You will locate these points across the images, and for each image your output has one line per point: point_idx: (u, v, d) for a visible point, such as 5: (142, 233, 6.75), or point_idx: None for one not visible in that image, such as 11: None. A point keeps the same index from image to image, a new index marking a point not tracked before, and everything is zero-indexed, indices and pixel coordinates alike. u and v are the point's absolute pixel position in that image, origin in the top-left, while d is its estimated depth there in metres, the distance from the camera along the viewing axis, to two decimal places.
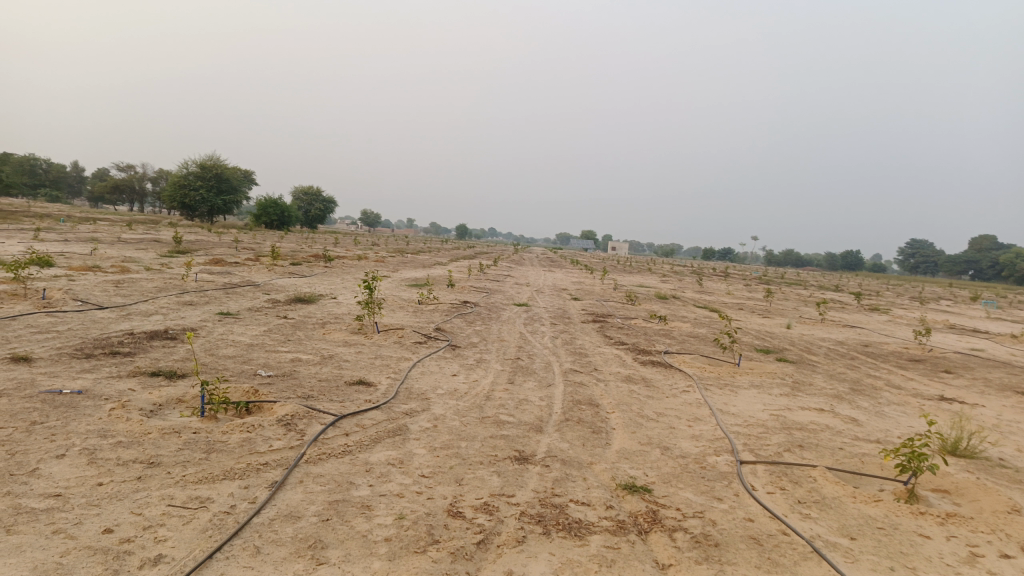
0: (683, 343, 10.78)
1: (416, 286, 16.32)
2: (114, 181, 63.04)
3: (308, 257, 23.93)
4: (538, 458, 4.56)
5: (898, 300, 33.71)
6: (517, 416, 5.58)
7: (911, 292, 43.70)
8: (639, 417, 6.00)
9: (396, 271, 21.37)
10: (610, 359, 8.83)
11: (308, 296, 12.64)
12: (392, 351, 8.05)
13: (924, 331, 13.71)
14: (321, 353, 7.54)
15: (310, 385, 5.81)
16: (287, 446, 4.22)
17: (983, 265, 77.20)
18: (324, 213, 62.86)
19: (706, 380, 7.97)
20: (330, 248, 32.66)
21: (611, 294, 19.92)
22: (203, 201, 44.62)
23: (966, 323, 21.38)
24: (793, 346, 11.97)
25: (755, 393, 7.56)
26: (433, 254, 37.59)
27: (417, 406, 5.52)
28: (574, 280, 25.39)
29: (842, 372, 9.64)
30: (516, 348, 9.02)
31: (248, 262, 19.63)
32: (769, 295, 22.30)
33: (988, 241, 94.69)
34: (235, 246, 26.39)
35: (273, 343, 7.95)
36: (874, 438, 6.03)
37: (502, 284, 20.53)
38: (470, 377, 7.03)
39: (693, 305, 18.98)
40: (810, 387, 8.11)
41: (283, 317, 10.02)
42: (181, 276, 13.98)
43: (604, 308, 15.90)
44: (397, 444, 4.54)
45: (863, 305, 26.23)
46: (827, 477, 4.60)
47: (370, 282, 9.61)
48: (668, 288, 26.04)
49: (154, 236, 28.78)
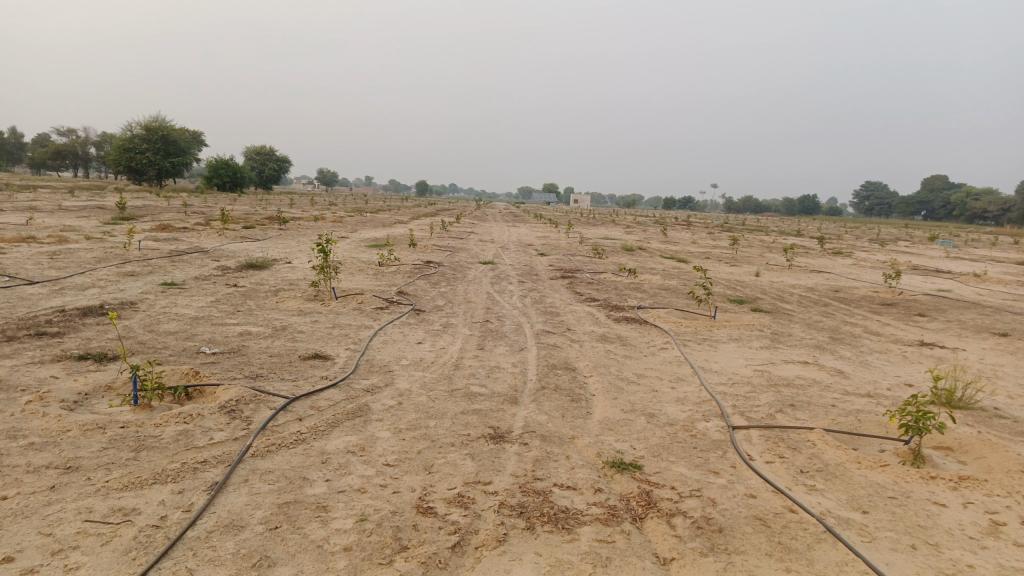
0: (656, 297, 10.42)
1: (376, 247, 15.69)
2: (55, 146, 60.19)
3: (263, 220, 22.95)
4: (514, 435, 4.12)
5: (859, 242, 34.03)
6: (489, 387, 5.12)
7: (870, 235, 44.17)
8: (619, 381, 5.60)
9: (355, 232, 20.60)
10: (582, 318, 8.42)
11: (261, 262, 11.95)
12: (351, 319, 7.50)
13: (893, 275, 13.58)
14: (273, 324, 6.97)
15: (260, 363, 5.26)
16: (230, 437, 3.72)
17: (935, 206, 78.95)
18: (279, 174, 61.03)
19: (683, 336, 7.61)
20: (285, 209, 31.54)
21: (577, 248, 19.50)
22: (151, 165, 42.78)
23: (927, 264, 21.48)
24: (766, 295, 11.71)
25: (736, 348, 7.23)
26: (393, 212, 36.73)
27: (379, 381, 5.03)
28: (539, 235, 24.88)
29: (819, 320, 9.39)
30: (483, 310, 8.54)
31: (197, 228, 18.66)
32: (735, 243, 22.14)
33: (940, 182, 96.47)
34: (184, 211, 25.25)
35: (220, 315, 7.33)
36: (864, 391, 5.74)
37: (466, 241, 19.96)
38: (436, 344, 6.55)
39: (660, 256, 18.67)
40: (790, 339, 7.80)
41: (233, 286, 9.36)
42: (123, 245, 13.13)
43: (571, 262, 15.47)
44: (356, 428, 4.06)
45: (826, 249, 26.29)
46: (826, 441, 4.27)
47: (324, 245, 8.99)
48: (634, 239, 25.78)
49: (98, 202, 27.42)
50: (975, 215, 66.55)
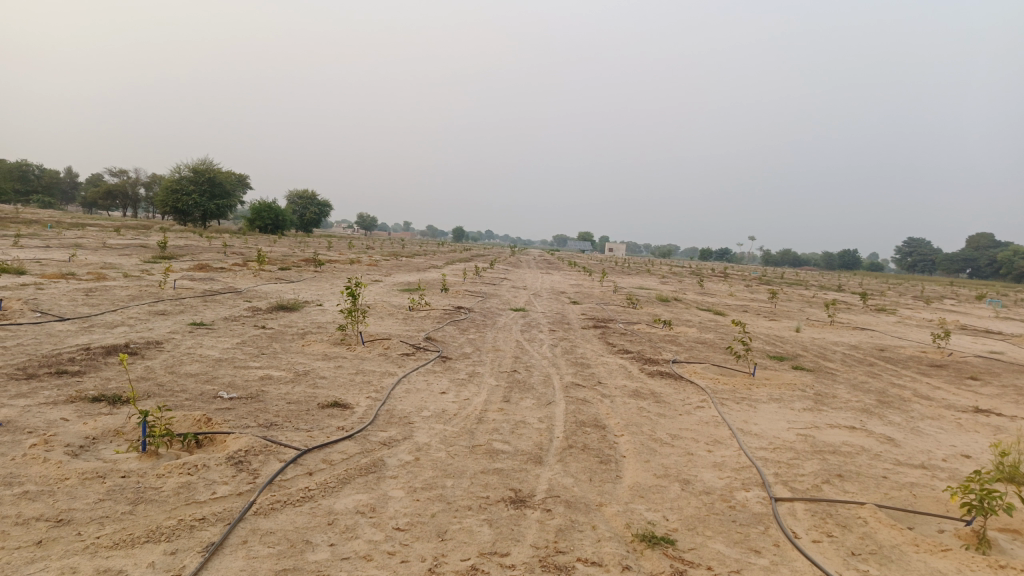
0: (692, 351, 10.05)
1: (407, 291, 15.61)
2: (106, 186, 62.19)
3: (298, 261, 23.13)
4: (537, 500, 3.83)
5: (902, 299, 33.10)
6: (513, 444, 4.85)
7: (914, 291, 43.07)
8: (652, 442, 5.27)
9: (389, 276, 20.60)
10: (614, 371, 8.10)
11: (292, 304, 11.89)
12: (375, 365, 7.30)
13: (942, 335, 13.00)
14: (296, 368, 6.80)
15: (276, 410, 5.07)
16: (234, 492, 3.50)
17: (981, 264, 76.93)
18: (319, 217, 62.10)
19: (720, 394, 7.24)
20: (322, 251, 31.87)
21: (611, 298, 19.19)
22: (195, 206, 43.84)
23: (976, 324, 20.67)
24: (807, 352, 11.25)
25: (776, 408, 6.83)
26: (428, 256, 36.90)
27: (397, 434, 4.79)
28: (572, 283, 24.63)
29: (865, 381, 8.92)
30: (512, 360, 8.28)
31: (233, 268, 18.81)
32: (774, 297, 21.62)
33: (986, 239, 94.22)
34: (223, 251, 25.60)
35: (243, 358, 7.19)
36: (918, 461, 5.31)
37: (498, 287, 19.80)
38: (461, 394, 6.30)
39: (696, 307, 18.26)
40: (834, 400, 7.38)
41: (260, 328, 9.26)
42: (158, 284, 13.23)
43: (605, 312, 15.16)
44: (368, 485, 3.81)
45: (869, 305, 25.56)
46: (879, 519, 3.89)
47: (353, 288, 8.86)
48: (669, 290, 25.38)
49: (141, 241, 27.99)
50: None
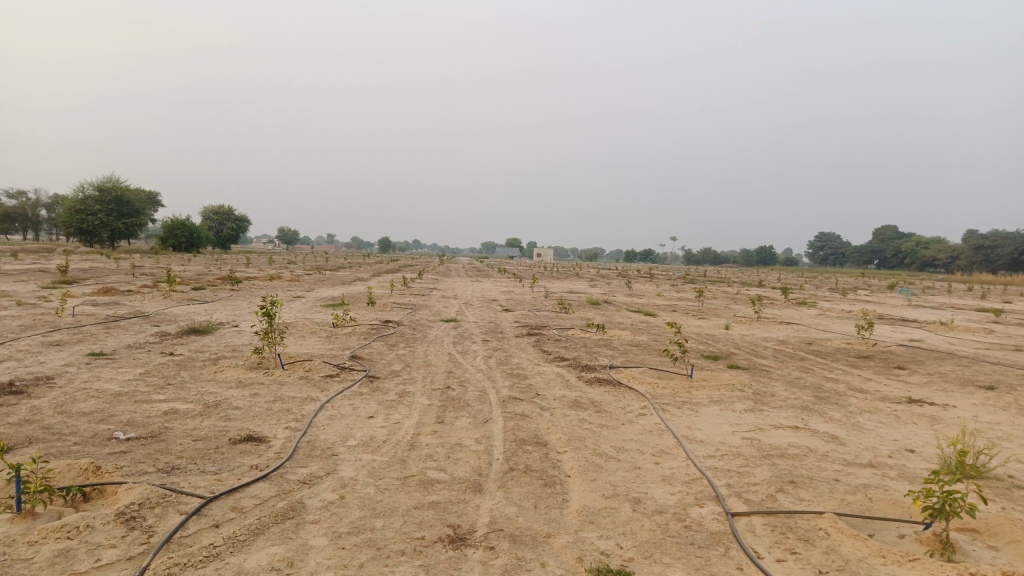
0: (628, 354, 9.86)
1: (332, 307, 14.95)
2: (3, 209, 58.41)
3: (214, 280, 22.01)
4: (479, 537, 3.45)
5: (819, 292, 34.25)
6: (449, 472, 4.45)
7: (829, 283, 44.67)
8: (596, 457, 4.96)
9: (312, 291, 19.80)
10: (551, 380, 7.80)
11: (205, 326, 11.11)
12: (296, 390, 6.75)
13: (865, 325, 13.27)
14: (206, 399, 6.20)
15: (180, 450, 4.51)
16: (123, 557, 2.97)
17: (887, 255, 80.91)
18: (238, 233, 59.99)
19: (661, 399, 7.02)
20: (240, 269, 30.59)
21: (542, 303, 18.95)
22: (102, 226, 41.51)
23: (891, 313, 21.42)
24: (740, 350, 11.25)
25: (718, 412, 6.65)
26: (353, 270, 35.99)
27: (319, 469, 4.32)
28: (502, 290, 24.31)
29: (800, 377, 8.90)
30: (444, 375, 7.85)
31: (142, 290, 17.67)
32: (701, 296, 21.89)
33: (890, 231, 99.35)
34: (132, 273, 24.13)
35: (147, 390, 6.52)
36: (865, 460, 5.19)
37: (427, 298, 19.30)
38: (390, 417, 5.85)
39: (627, 309, 18.25)
40: (774, 399, 7.26)
41: (169, 355, 8.53)
42: (55, 311, 12.18)
43: (537, 318, 14.89)
44: (286, 535, 3.34)
45: (790, 299, 26.30)
46: (840, 529, 3.68)
47: (269, 307, 8.26)
48: (599, 293, 25.46)
49: (41, 266, 26.17)
50: (926, 263, 68.27)
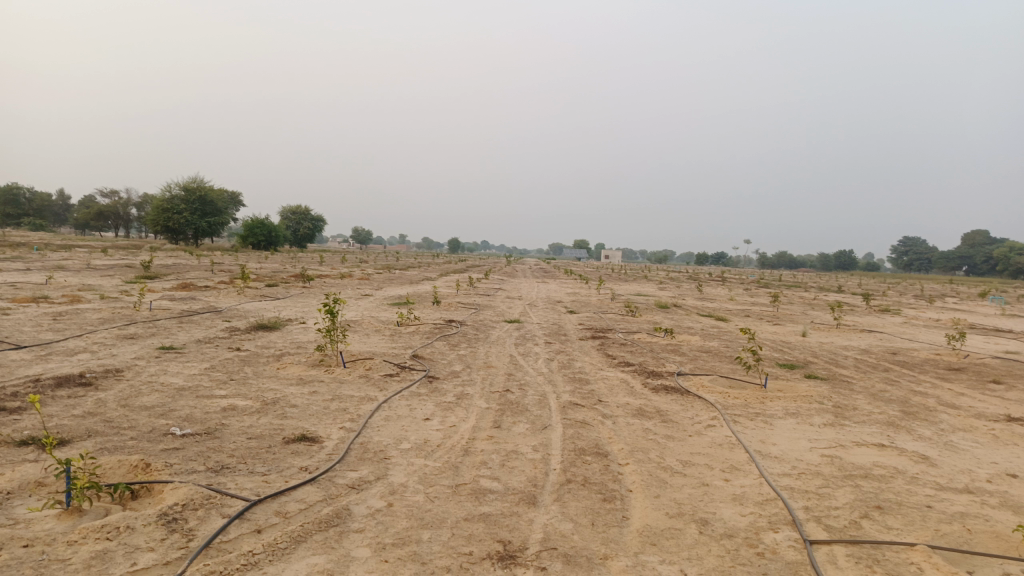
0: (697, 361, 9.45)
1: (397, 305, 14.98)
2: (98, 208, 61.67)
3: (287, 277, 22.49)
4: (530, 556, 3.22)
5: (902, 298, 32.62)
6: (503, 481, 4.23)
7: (914, 290, 42.51)
8: (661, 471, 4.66)
9: (380, 290, 19.96)
10: (615, 386, 7.50)
11: (273, 323, 11.25)
12: (354, 389, 6.67)
13: (957, 336, 12.38)
14: (266, 396, 6.18)
15: (232, 449, 4.45)
16: (161, 561, 2.87)
17: (978, 260, 76.52)
18: (312, 233, 61.58)
19: (732, 410, 6.63)
20: (312, 267, 31.25)
21: (609, 306, 18.54)
22: (187, 224, 43.25)
23: (985, 322, 20.05)
24: (818, 358, 10.65)
25: (795, 425, 6.22)
26: (422, 269, 36.33)
27: (369, 474, 4.18)
28: (568, 292, 24.02)
29: (884, 389, 8.31)
30: (504, 378, 7.65)
31: (218, 286, 18.18)
32: (776, 301, 21.05)
33: (981, 235, 94.02)
34: (210, 269, 24.93)
35: (209, 385, 6.57)
36: (961, 484, 4.71)
37: (493, 298, 19.19)
38: (447, 420, 5.68)
39: (696, 314, 17.72)
40: (856, 413, 6.75)
41: (234, 350, 8.62)
42: (133, 305, 12.59)
43: (603, 321, 14.56)
44: (328, 545, 3.19)
45: (872, 305, 25.06)
46: (935, 565, 3.29)
47: (331, 305, 8.24)
48: (668, 296, 24.87)
49: (128, 262, 27.35)
50: (1022, 270, 64.19)
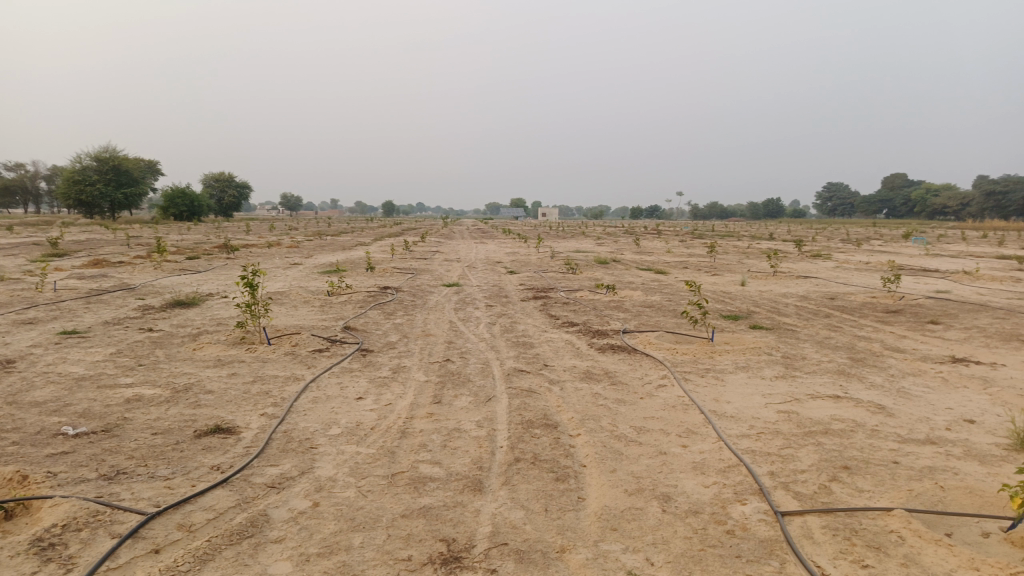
0: (642, 317, 9.19)
1: (329, 274, 14.27)
2: (2, 182, 57.67)
3: (210, 249, 21.26)
4: (478, 557, 2.81)
5: (831, 243, 33.50)
6: (445, 466, 3.81)
7: (842, 235, 43.71)
8: (615, 441, 4.32)
9: (310, 258, 19.08)
10: (560, 348, 7.15)
11: (191, 298, 10.45)
12: (278, 369, 6.11)
13: (891, 278, 12.52)
14: (178, 382, 5.58)
15: (131, 450, 3.88)
16: None
17: (897, 204, 79.50)
18: (239, 201, 59.20)
19: (683, 367, 6.37)
20: (238, 237, 29.80)
21: (548, 264, 18.18)
22: (101, 196, 40.71)
23: (911, 263, 20.59)
24: (760, 308, 10.56)
25: (747, 380, 5.99)
26: (356, 234, 35.27)
27: (293, 468, 3.69)
28: (506, 252, 23.57)
29: (829, 336, 8.22)
30: (443, 346, 7.19)
31: (134, 262, 17.00)
32: (713, 252, 21.14)
33: (899, 180, 97.63)
34: (127, 244, 23.39)
35: (114, 373, 5.90)
36: (923, 434, 4.53)
37: (430, 262, 18.60)
38: (381, 398, 5.21)
39: (636, 268, 17.55)
40: (806, 364, 6.58)
41: (147, 331, 7.89)
42: (35, 286, 11.54)
43: (543, 280, 14.20)
44: (241, 563, 2.71)
45: (804, 251, 25.55)
46: (916, 532, 3.04)
47: (251, 277, 7.58)
48: (606, 251, 24.71)
49: (36, 240, 25.38)
50: (937, 211, 66.93)
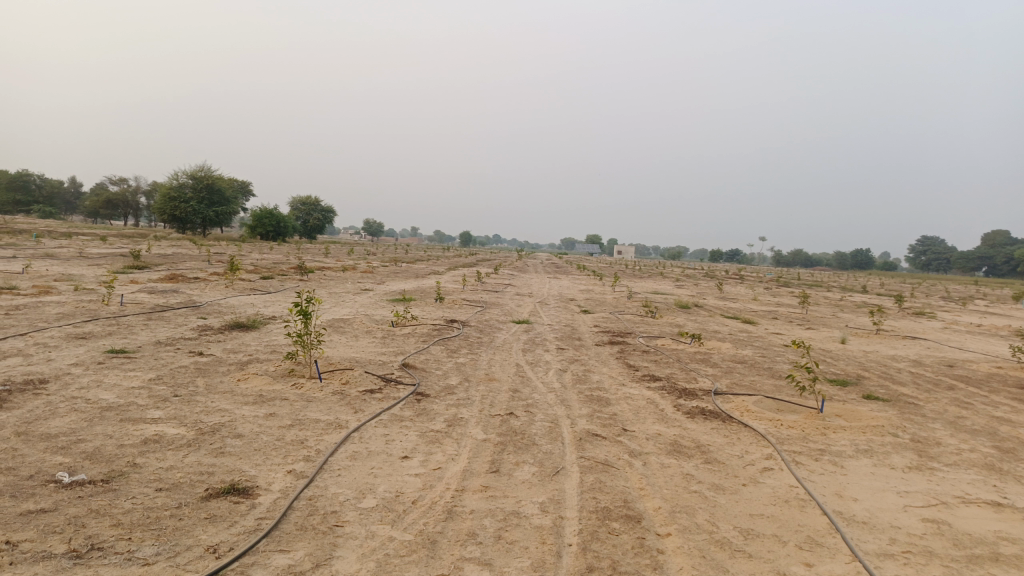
0: (734, 375, 8.12)
1: (397, 302, 13.71)
2: (107, 195, 60.77)
3: (285, 269, 21.21)
4: None
5: (931, 300, 31.17)
6: (499, 571, 2.97)
7: (941, 291, 40.83)
8: (718, 551, 3.37)
9: (380, 284, 18.71)
10: (641, 409, 6.21)
11: (251, 321, 9.98)
12: (321, 412, 5.40)
13: (1021, 347, 10.97)
14: (208, 421, 4.92)
15: (119, 513, 3.19)
16: None
17: (998, 262, 74.67)
18: (323, 224, 60.54)
19: (792, 446, 5.32)
20: (314, 258, 29.97)
21: (626, 306, 17.18)
22: (193, 213, 42.07)
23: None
24: (868, 372, 9.30)
25: (872, 469, 4.91)
26: (431, 263, 35.09)
27: (306, 559, 2.92)
28: (581, 290, 22.63)
29: (961, 415, 6.97)
30: (508, 396, 6.36)
31: (208, 278, 16.96)
32: (805, 302, 19.67)
33: (1002, 236, 91.78)
34: (207, 260, 23.68)
35: (144, 405, 5.31)
36: None
37: (502, 295, 17.90)
38: (431, 460, 4.41)
39: (720, 315, 16.36)
40: (944, 452, 5.43)
41: (196, 356, 7.37)
42: (103, 299, 11.37)
43: (620, 323, 13.24)
44: None
45: (904, 307, 23.65)
46: None
47: (306, 305, 6.95)
48: (687, 295, 23.52)
49: (125, 251, 26.04)
50: None
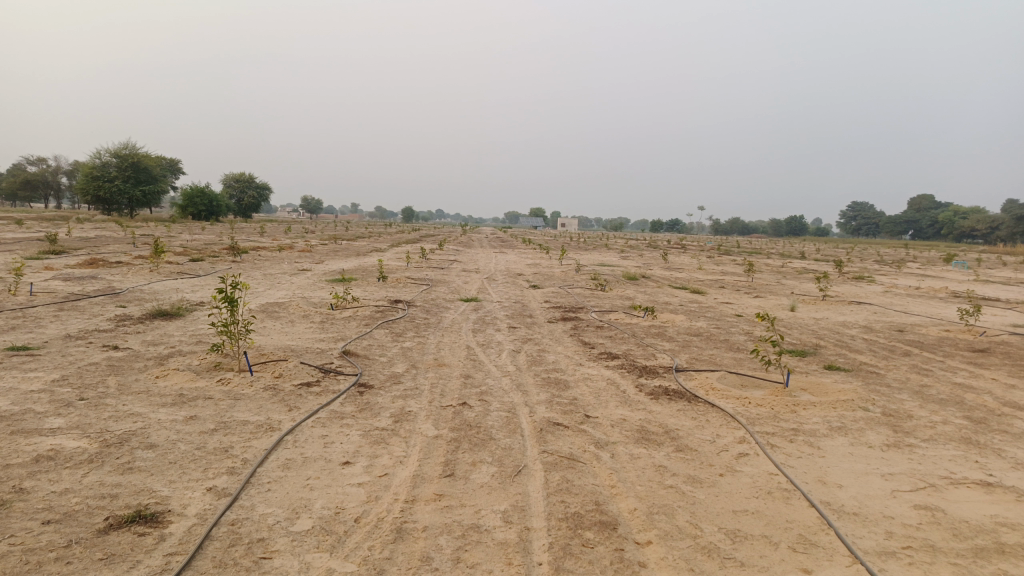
0: (693, 350, 7.80)
1: (337, 283, 13.01)
2: (25, 176, 57.29)
3: (218, 250, 20.12)
4: None
5: (867, 264, 31.88)
6: None
7: (874, 254, 41.90)
8: (706, 560, 2.97)
9: (320, 264, 17.91)
10: (603, 392, 5.80)
11: (177, 308, 9.20)
12: (250, 412, 4.81)
13: (968, 310, 11.00)
14: (116, 431, 4.28)
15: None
16: None
17: (924, 225, 77.48)
18: (258, 202, 58.47)
19: (765, 427, 4.99)
20: (250, 238, 28.70)
21: (575, 279, 16.82)
22: (119, 193, 39.92)
23: (966, 290, 18.97)
24: (824, 341, 9.13)
25: (850, 450, 4.61)
26: (373, 240, 34.14)
27: None
28: (528, 263, 22.18)
29: (924, 384, 6.79)
30: (459, 384, 5.87)
31: (133, 262, 15.87)
32: (751, 271, 19.66)
33: (928, 200, 95.26)
34: (134, 243, 22.32)
35: (42, 412, 4.62)
36: None
37: (448, 272, 17.33)
38: (377, 464, 3.90)
39: (670, 286, 16.14)
40: (918, 426, 5.18)
41: (110, 351, 6.62)
42: (10, 288, 10.36)
43: (571, 297, 12.86)
44: None
45: (844, 273, 23.99)
46: None
47: (230, 291, 6.27)
48: (635, 266, 23.33)
49: (43, 235, 24.38)
50: (966, 234, 64.86)
